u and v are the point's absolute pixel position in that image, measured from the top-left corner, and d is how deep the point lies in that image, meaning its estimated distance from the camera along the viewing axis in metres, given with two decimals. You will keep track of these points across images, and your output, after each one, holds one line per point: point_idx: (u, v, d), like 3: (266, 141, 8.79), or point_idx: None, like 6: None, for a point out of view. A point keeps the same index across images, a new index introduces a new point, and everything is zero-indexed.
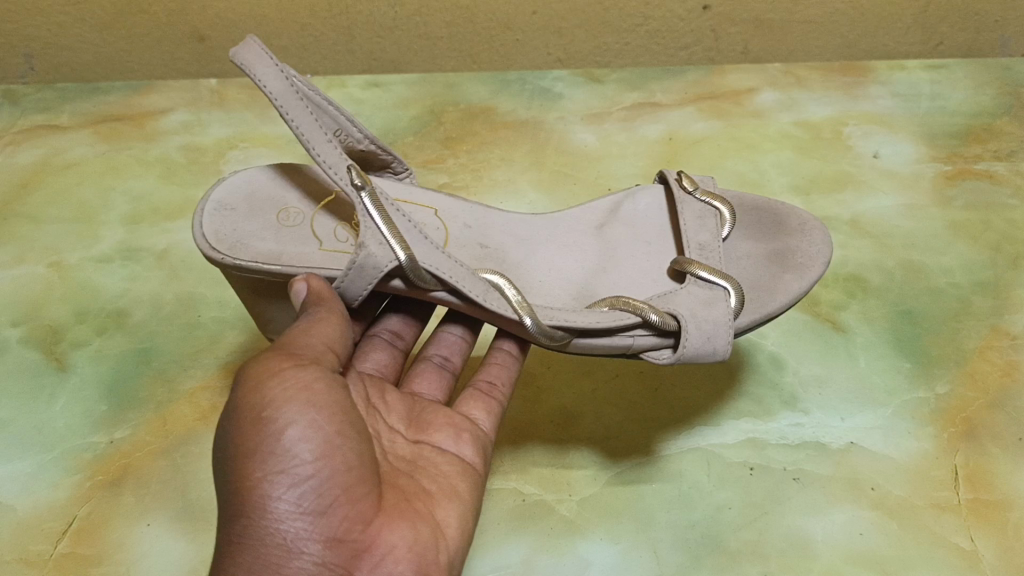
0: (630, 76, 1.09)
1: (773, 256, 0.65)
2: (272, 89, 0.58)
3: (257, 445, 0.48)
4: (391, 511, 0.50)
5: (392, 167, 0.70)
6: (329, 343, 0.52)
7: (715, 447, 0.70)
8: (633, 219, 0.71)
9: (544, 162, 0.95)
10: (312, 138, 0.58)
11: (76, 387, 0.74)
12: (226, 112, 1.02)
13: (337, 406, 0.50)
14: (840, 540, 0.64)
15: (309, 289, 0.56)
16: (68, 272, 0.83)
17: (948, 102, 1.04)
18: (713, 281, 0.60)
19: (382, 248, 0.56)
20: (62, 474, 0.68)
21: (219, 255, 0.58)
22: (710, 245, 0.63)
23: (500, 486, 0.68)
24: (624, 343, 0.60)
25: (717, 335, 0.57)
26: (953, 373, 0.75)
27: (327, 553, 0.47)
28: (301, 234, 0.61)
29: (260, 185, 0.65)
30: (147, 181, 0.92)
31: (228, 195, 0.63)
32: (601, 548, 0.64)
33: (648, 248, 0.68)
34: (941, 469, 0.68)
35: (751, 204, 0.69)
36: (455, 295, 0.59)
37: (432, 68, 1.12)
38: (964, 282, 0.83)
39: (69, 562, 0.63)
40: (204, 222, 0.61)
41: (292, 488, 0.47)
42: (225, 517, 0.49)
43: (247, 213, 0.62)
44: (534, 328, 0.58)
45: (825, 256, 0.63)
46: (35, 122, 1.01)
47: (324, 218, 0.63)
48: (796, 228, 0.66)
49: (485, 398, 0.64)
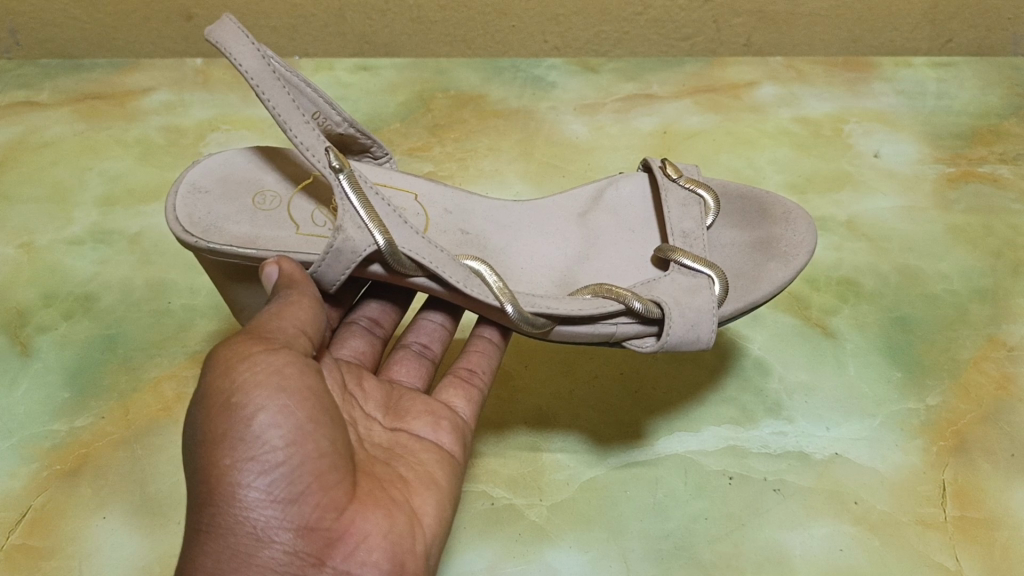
0: (626, 67, 1.06)
1: (757, 245, 0.62)
2: (248, 68, 0.55)
3: (226, 431, 0.45)
4: (364, 498, 0.48)
5: (371, 152, 0.67)
6: (301, 327, 0.50)
7: (694, 454, 0.68)
8: (616, 206, 0.68)
9: (533, 153, 0.92)
10: (289, 119, 0.55)
11: (39, 373, 0.72)
12: (210, 93, 1.00)
13: (309, 390, 0.47)
14: (819, 555, 0.62)
15: (281, 272, 0.53)
16: (39, 254, 0.81)
17: (954, 101, 1.01)
18: (697, 268, 0.58)
19: (359, 231, 0.53)
20: (19, 463, 0.66)
21: (191, 238, 0.56)
22: (694, 232, 0.61)
23: (470, 489, 0.66)
24: (606, 331, 0.57)
25: (700, 323, 0.55)
26: (945, 385, 0.72)
27: (298, 542, 0.45)
28: (277, 218, 0.59)
29: (236, 168, 0.63)
30: (125, 162, 0.90)
31: (202, 178, 0.61)
32: (570, 557, 0.62)
33: (631, 236, 0.66)
34: (928, 484, 0.66)
35: (736, 192, 0.66)
36: (436, 281, 0.57)
37: (424, 53, 1.09)
38: (961, 289, 0.80)
39: (20, 554, 0.61)
40: (177, 205, 0.58)
41: (262, 476, 0.44)
42: (193, 505, 0.46)
43: (222, 196, 0.60)
44: (516, 315, 0.56)
45: (809, 245, 0.60)
46: (15, 99, 0.98)
47: (302, 201, 0.61)
48: (780, 217, 0.63)
49: (465, 385, 0.62)
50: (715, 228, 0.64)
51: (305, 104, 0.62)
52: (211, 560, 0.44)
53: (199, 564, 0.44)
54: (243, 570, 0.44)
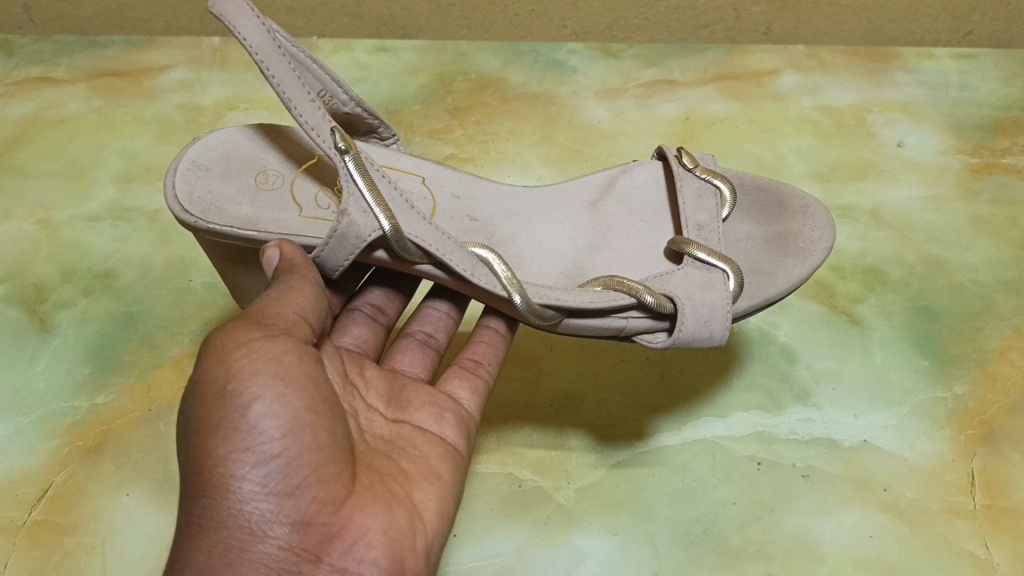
0: (648, 52, 1.05)
1: (773, 239, 0.62)
2: (252, 43, 0.53)
3: (221, 419, 0.44)
4: (365, 492, 0.46)
5: (377, 133, 0.66)
6: (301, 313, 0.49)
7: (722, 439, 0.67)
8: (628, 195, 0.67)
9: (555, 137, 0.92)
10: (294, 97, 0.54)
11: (59, 349, 0.71)
12: (228, 72, 0.99)
13: (308, 378, 0.46)
14: (848, 543, 0.61)
15: (282, 256, 0.51)
16: (56, 230, 0.80)
17: (976, 93, 1.00)
18: (711, 262, 0.57)
19: (365, 215, 0.52)
20: (39, 439, 0.65)
21: (191, 217, 0.55)
22: (710, 224, 0.60)
23: (493, 471, 0.65)
24: (617, 325, 0.57)
25: (714, 319, 0.54)
26: (973, 374, 0.72)
27: (293, 537, 0.44)
28: (280, 200, 0.58)
29: (237, 145, 0.61)
30: (143, 140, 0.89)
31: (202, 154, 0.59)
32: (597, 541, 0.61)
33: (643, 226, 0.65)
34: (956, 473, 0.65)
35: (753, 183, 0.65)
36: (442, 269, 0.56)
37: (442, 36, 1.08)
38: (987, 280, 0.79)
39: (42, 531, 0.60)
40: (176, 182, 0.57)
41: (257, 468, 0.43)
42: (187, 496, 0.45)
43: (222, 175, 0.59)
44: (523, 306, 0.54)
45: (828, 242, 0.60)
46: (30, 75, 0.97)
47: (305, 182, 0.60)
48: (798, 211, 0.63)
49: (470, 376, 0.61)
50: (731, 220, 0.64)
51: (311, 82, 0.60)
52: (203, 554, 0.43)
53: (190, 557, 0.44)
54: (236, 564, 0.43)
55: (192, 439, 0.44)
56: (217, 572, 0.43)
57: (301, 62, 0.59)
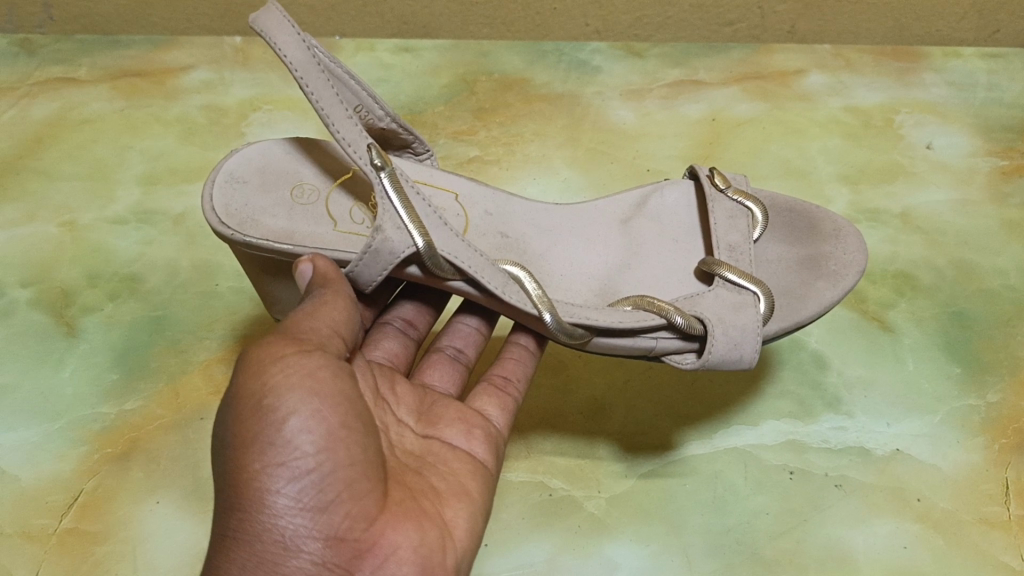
0: (672, 51, 1.04)
1: (805, 262, 0.61)
2: (292, 59, 0.53)
3: (256, 434, 0.44)
4: (396, 509, 0.46)
5: (412, 148, 0.65)
6: (335, 327, 0.48)
7: (754, 447, 0.67)
8: (660, 213, 0.66)
9: (580, 139, 0.91)
10: (331, 113, 0.54)
11: (86, 353, 0.71)
12: (250, 72, 0.98)
13: (342, 395, 0.45)
14: (882, 554, 0.61)
15: (315, 270, 0.51)
16: (82, 233, 0.80)
17: (1005, 94, 0.99)
18: (743, 284, 0.56)
19: (399, 232, 0.51)
20: (68, 445, 0.65)
21: (227, 230, 0.54)
22: (740, 246, 0.59)
23: (523, 479, 0.65)
24: (646, 345, 0.56)
25: (744, 342, 0.54)
26: (1006, 382, 0.71)
27: (326, 553, 0.43)
28: (315, 213, 0.57)
29: (274, 157, 0.61)
30: (166, 141, 0.89)
31: (240, 166, 0.59)
32: (629, 551, 0.61)
33: (675, 245, 0.64)
34: (990, 482, 0.65)
35: (786, 205, 0.65)
36: (473, 285, 0.55)
37: (464, 35, 1.07)
38: (1019, 285, 0.78)
39: (72, 538, 0.60)
40: (213, 194, 0.57)
41: (292, 482, 0.43)
42: (221, 509, 0.45)
43: (259, 188, 0.58)
44: (553, 324, 0.54)
45: (860, 265, 0.59)
46: (52, 75, 0.97)
47: (340, 196, 0.59)
48: (830, 233, 0.62)
49: (499, 394, 0.60)
50: (762, 241, 0.63)
51: (347, 96, 0.60)
52: (237, 566, 0.43)
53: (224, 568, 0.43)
54: None
55: (228, 452, 0.44)
56: None
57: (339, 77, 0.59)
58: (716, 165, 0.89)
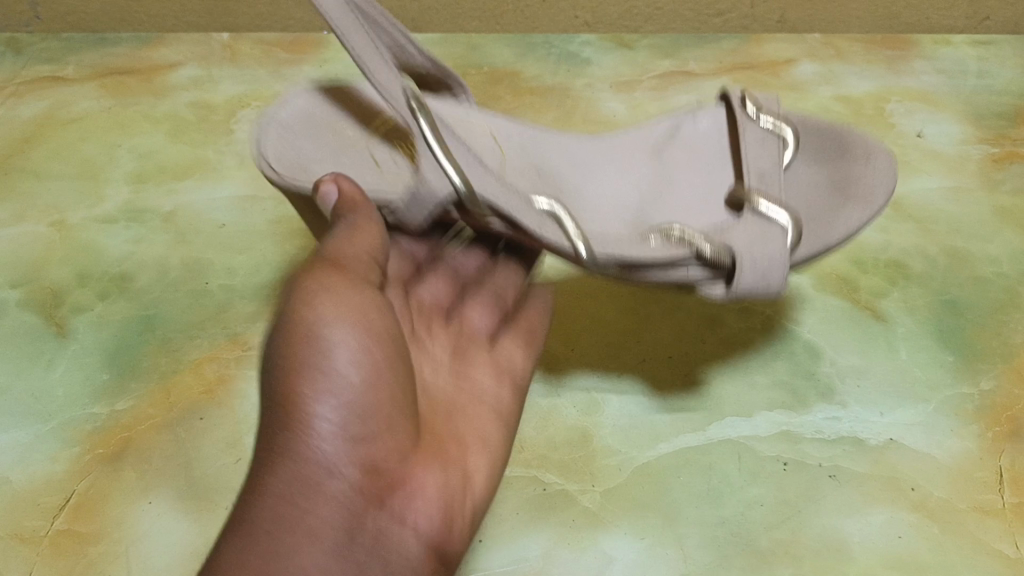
0: (662, 42, 1.03)
1: (836, 188, 0.65)
2: (329, 11, 0.58)
3: (305, 359, 0.49)
4: (426, 450, 0.53)
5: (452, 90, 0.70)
6: (371, 252, 0.54)
7: (748, 439, 0.67)
8: (691, 140, 0.70)
9: (571, 131, 0.91)
10: (369, 61, 0.58)
11: (77, 354, 0.70)
12: (239, 68, 0.98)
13: (381, 331, 0.51)
14: (877, 543, 0.61)
15: (341, 192, 0.55)
16: (71, 232, 0.79)
17: (996, 80, 0.99)
18: (772, 217, 0.57)
19: (436, 174, 0.54)
20: (60, 446, 0.65)
21: (283, 179, 0.60)
22: (769, 173, 0.63)
23: (518, 475, 0.64)
24: (676, 277, 0.56)
25: (774, 271, 0.53)
26: (999, 369, 0.71)
27: (360, 478, 0.48)
28: (361, 158, 0.65)
29: (316, 112, 0.68)
30: (155, 140, 0.89)
31: (287, 118, 0.66)
32: (625, 544, 0.61)
33: (708, 171, 0.68)
34: (984, 470, 0.65)
35: (813, 123, 0.70)
36: (506, 223, 0.55)
37: (453, 28, 1.07)
38: (1011, 272, 0.78)
39: (66, 540, 0.60)
40: (265, 146, 0.63)
41: (335, 407, 0.48)
42: (265, 427, 0.49)
43: (304, 136, 0.66)
44: (587, 259, 0.54)
45: (890, 187, 0.63)
46: (39, 73, 0.96)
47: (379, 146, 0.67)
48: (863, 154, 0.66)
49: (523, 335, 0.65)
50: (792, 165, 0.69)
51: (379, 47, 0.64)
52: (274, 481, 0.47)
53: (259, 486, 0.47)
54: (306, 498, 0.47)
55: (276, 374, 0.49)
56: (283, 496, 0.46)
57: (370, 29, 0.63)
58: None
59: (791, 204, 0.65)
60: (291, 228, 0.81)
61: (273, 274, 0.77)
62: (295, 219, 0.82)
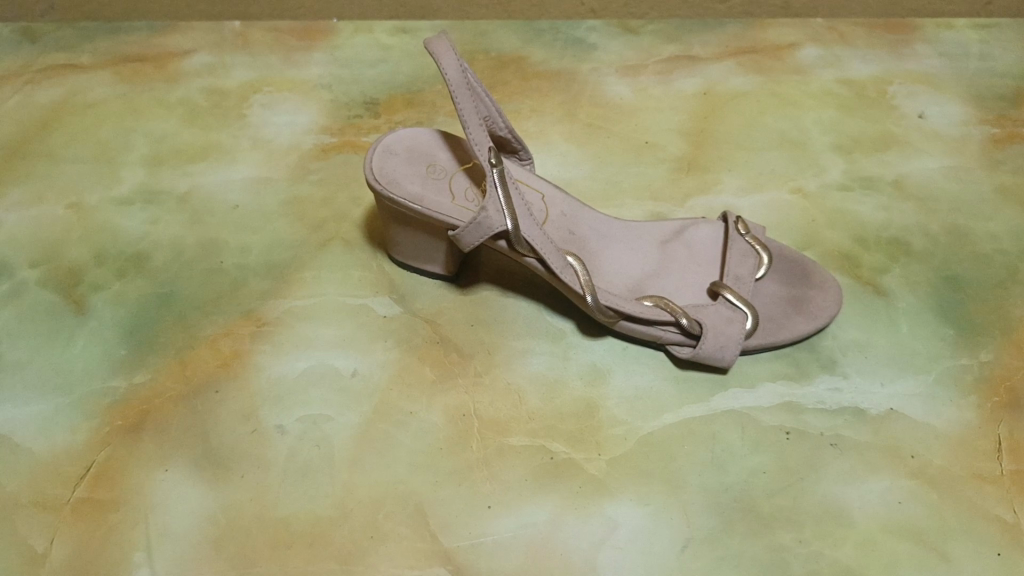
0: (666, 27, 1.05)
1: (792, 302, 0.71)
2: (450, 77, 0.65)
3: None
4: None
5: (518, 154, 0.74)
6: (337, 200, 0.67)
7: (751, 409, 0.68)
8: (692, 242, 0.74)
9: (577, 114, 0.93)
10: (470, 122, 0.65)
11: (95, 329, 0.72)
12: (251, 55, 1.00)
13: None
14: (878, 509, 0.62)
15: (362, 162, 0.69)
16: (88, 214, 0.82)
17: (998, 63, 1.00)
18: (738, 304, 0.67)
19: (498, 212, 0.63)
20: (80, 417, 0.67)
21: (378, 185, 0.67)
22: (745, 278, 0.69)
23: (526, 444, 0.65)
24: (655, 334, 0.68)
25: (728, 346, 0.66)
26: (998, 342, 0.72)
27: None
28: (441, 187, 0.69)
29: (420, 140, 0.73)
30: (169, 125, 0.91)
31: (395, 141, 0.72)
32: (630, 510, 0.62)
33: (699, 269, 0.72)
34: (983, 439, 0.66)
35: (791, 256, 0.74)
36: (542, 264, 0.67)
37: (459, 15, 1.06)
38: (1012, 249, 0.79)
39: (86, 507, 0.62)
40: (372, 159, 0.70)
41: None
42: None
43: (405, 159, 0.71)
44: (593, 304, 0.65)
45: (829, 313, 0.70)
46: (55, 61, 0.98)
47: (462, 178, 0.71)
48: (818, 283, 0.73)
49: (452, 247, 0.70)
50: (764, 281, 0.72)
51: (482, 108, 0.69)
52: None
53: None
54: None
55: None
56: None
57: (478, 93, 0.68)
58: (711, 138, 0.90)
59: (754, 305, 0.71)
60: (303, 209, 0.83)
61: (285, 254, 0.79)
62: (307, 201, 0.84)
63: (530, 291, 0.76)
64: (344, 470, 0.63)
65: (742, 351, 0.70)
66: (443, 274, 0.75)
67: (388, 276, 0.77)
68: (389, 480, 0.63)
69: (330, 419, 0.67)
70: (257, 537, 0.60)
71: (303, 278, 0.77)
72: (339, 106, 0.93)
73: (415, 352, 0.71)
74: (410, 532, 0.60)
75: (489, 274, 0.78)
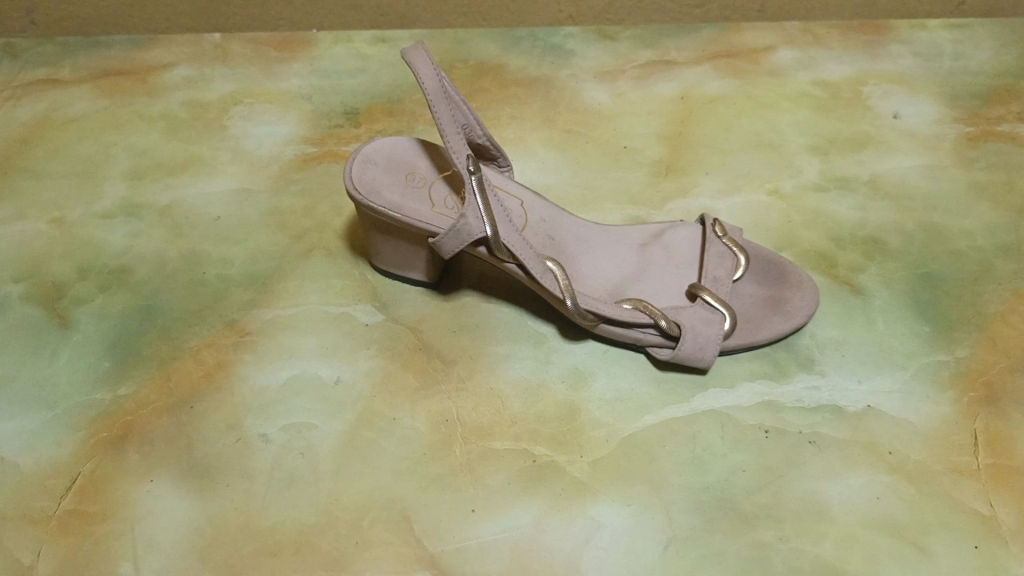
0: (644, 32, 1.06)
1: (769, 302, 0.72)
2: (427, 87, 0.65)
3: None
4: None
5: (496, 161, 0.75)
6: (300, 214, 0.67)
7: (730, 409, 0.69)
8: (670, 245, 0.75)
9: (556, 120, 0.94)
10: (447, 131, 0.66)
11: (79, 344, 0.73)
12: (231, 67, 1.00)
13: None
14: (856, 504, 0.63)
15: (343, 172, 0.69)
16: (71, 229, 0.82)
17: (970, 62, 1.01)
18: (716, 306, 0.68)
19: (477, 219, 0.64)
20: (65, 432, 0.67)
21: (357, 195, 0.68)
22: (723, 280, 0.70)
23: (509, 448, 0.66)
24: (635, 337, 0.69)
25: (707, 347, 0.67)
26: (974, 337, 0.73)
27: None
28: (420, 196, 0.70)
29: (398, 148, 0.73)
30: (151, 139, 0.91)
31: (373, 151, 0.72)
32: (614, 511, 0.63)
33: (677, 271, 0.73)
34: (960, 433, 0.67)
35: (767, 257, 0.75)
36: (522, 270, 0.67)
37: (439, 24, 1.07)
38: (986, 245, 0.81)
39: (72, 520, 0.62)
40: (352, 169, 0.70)
41: None
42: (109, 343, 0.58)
43: (384, 168, 0.71)
44: (573, 308, 0.66)
45: (807, 312, 0.71)
46: (35, 76, 0.99)
47: (441, 187, 0.72)
48: (794, 283, 0.74)
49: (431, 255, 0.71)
50: (741, 282, 0.73)
51: (459, 116, 0.70)
52: None
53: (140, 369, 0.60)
54: None
55: None
56: None
57: (455, 102, 0.69)
58: (689, 142, 0.91)
59: (732, 306, 0.71)
60: (285, 220, 0.83)
61: (268, 264, 0.79)
62: (288, 211, 0.84)
63: (510, 296, 0.77)
64: (329, 478, 0.64)
65: (721, 352, 0.70)
66: (425, 281, 0.76)
67: (370, 284, 0.78)
68: (373, 487, 0.64)
69: (314, 427, 0.67)
70: (243, 546, 0.60)
71: (286, 288, 0.77)
72: (320, 116, 0.94)
73: (398, 359, 0.72)
74: (395, 538, 0.61)
75: (470, 280, 0.79)
